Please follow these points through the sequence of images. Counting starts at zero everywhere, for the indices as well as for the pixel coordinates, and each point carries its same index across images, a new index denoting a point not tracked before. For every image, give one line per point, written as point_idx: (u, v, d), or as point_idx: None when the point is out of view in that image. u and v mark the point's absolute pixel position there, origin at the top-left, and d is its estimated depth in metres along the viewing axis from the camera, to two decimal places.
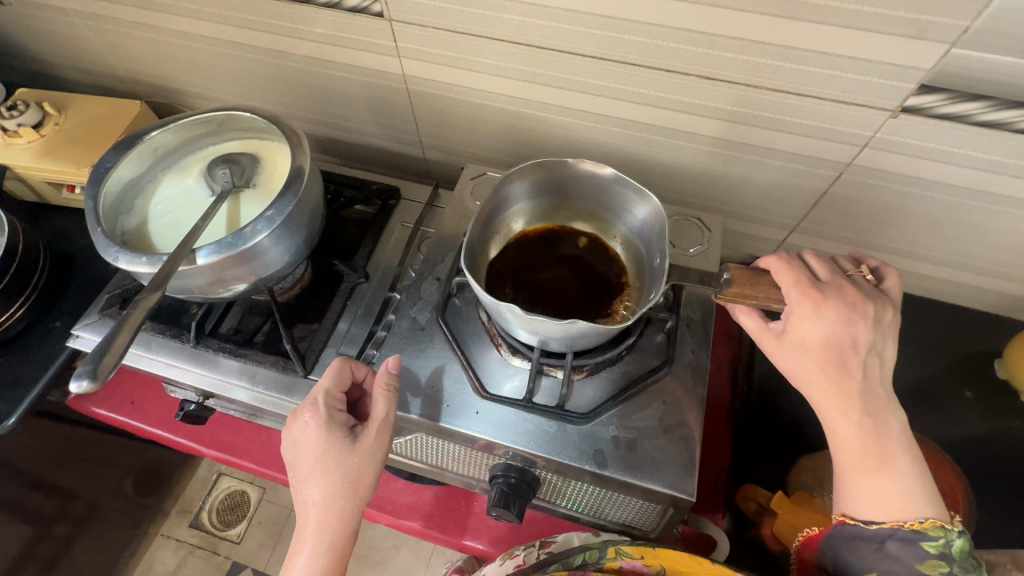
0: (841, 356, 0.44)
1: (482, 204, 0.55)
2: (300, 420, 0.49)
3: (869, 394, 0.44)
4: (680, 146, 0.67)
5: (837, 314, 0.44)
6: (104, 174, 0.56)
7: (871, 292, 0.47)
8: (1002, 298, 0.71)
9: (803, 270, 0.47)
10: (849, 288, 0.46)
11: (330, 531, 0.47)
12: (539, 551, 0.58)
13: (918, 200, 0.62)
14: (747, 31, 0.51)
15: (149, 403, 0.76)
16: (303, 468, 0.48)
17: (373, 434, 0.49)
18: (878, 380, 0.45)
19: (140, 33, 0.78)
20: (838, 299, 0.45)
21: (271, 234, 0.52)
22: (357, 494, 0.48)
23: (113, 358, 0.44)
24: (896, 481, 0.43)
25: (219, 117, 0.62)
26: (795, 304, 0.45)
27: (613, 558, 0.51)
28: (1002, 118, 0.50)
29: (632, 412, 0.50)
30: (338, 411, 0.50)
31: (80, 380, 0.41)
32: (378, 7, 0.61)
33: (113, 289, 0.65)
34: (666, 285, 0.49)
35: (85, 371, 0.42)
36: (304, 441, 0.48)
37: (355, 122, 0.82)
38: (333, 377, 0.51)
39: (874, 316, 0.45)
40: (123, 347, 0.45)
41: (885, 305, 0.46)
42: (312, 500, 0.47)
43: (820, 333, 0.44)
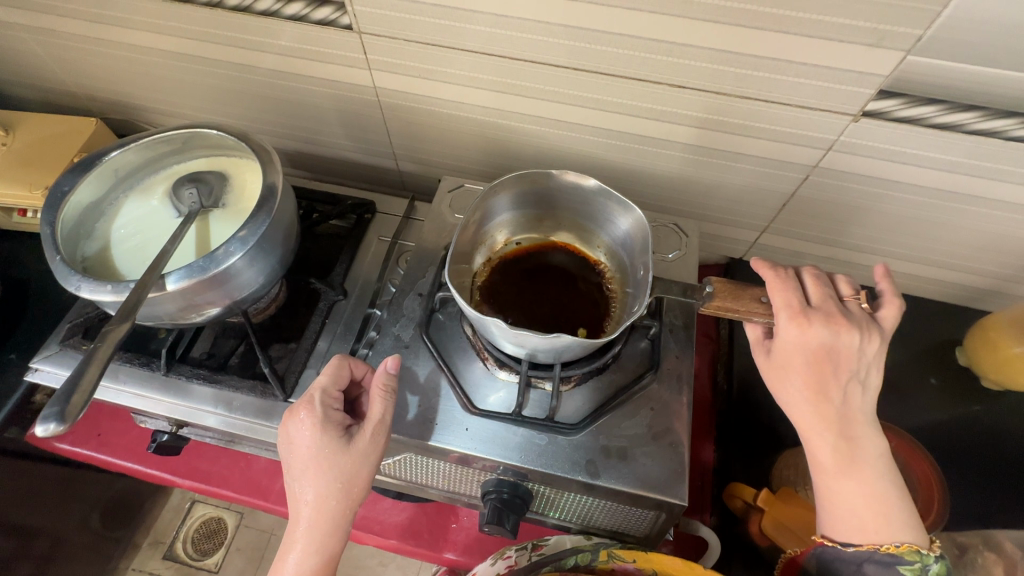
0: (823, 381, 0.45)
1: (466, 216, 0.54)
2: (295, 419, 0.47)
3: (851, 420, 0.45)
4: (654, 153, 0.67)
5: (821, 340, 0.45)
6: (62, 199, 0.53)
7: (862, 319, 0.46)
8: (964, 290, 0.74)
9: (794, 291, 0.47)
10: (837, 313, 0.45)
11: (321, 531, 0.45)
12: (531, 554, 0.57)
13: (880, 199, 0.64)
14: (713, 41, 0.52)
15: (116, 434, 0.72)
16: (296, 465, 0.46)
17: (370, 433, 0.47)
18: (862, 406, 0.45)
19: (96, 49, 0.75)
20: (825, 323, 0.45)
21: (244, 255, 0.50)
22: (350, 494, 0.46)
23: (83, 395, 0.42)
24: (876, 506, 0.44)
25: (184, 135, 0.59)
26: (782, 324, 0.46)
27: (605, 560, 0.54)
28: (958, 120, 0.52)
29: (620, 421, 0.50)
30: (334, 410, 0.48)
31: (47, 424, 0.38)
32: (347, 20, 0.60)
33: (73, 317, 0.62)
34: (650, 297, 0.48)
35: (52, 414, 0.39)
36: (299, 439, 0.46)
37: (325, 135, 0.81)
38: (330, 374, 0.50)
39: (861, 345, 0.45)
40: (92, 384, 0.42)
41: (872, 332, 0.46)
42: (304, 499, 0.45)
43: (802, 356, 0.45)
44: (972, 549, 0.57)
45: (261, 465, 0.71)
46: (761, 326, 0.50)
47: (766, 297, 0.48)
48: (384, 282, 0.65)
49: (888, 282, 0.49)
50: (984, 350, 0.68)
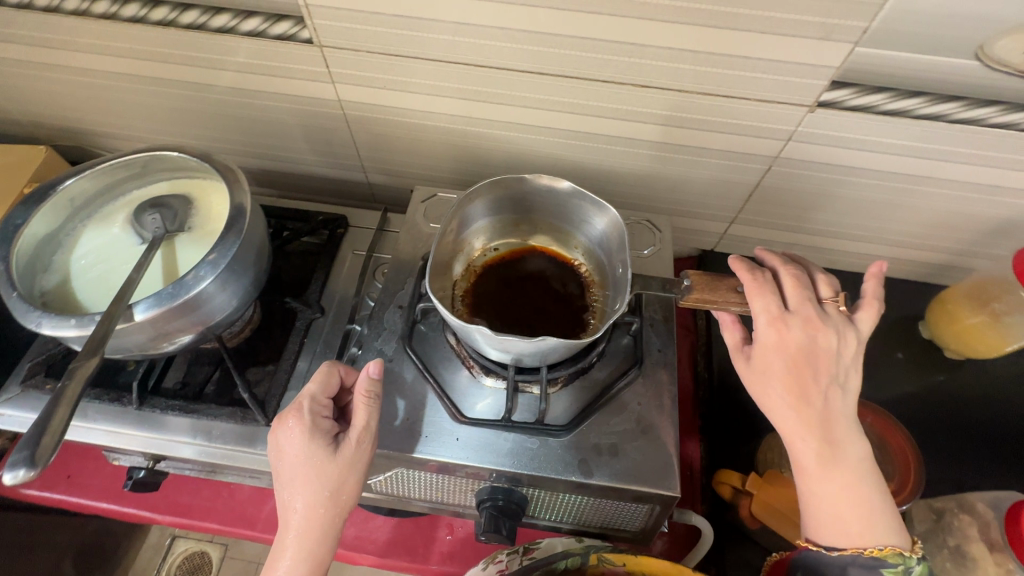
0: (802, 385, 0.46)
1: (443, 225, 0.53)
2: (284, 427, 0.47)
3: (832, 423, 0.46)
4: (622, 152, 0.68)
5: (799, 344, 0.46)
6: (14, 233, 0.50)
7: (838, 322, 0.48)
8: (923, 266, 0.78)
9: (773, 296, 0.48)
10: (814, 317, 0.47)
11: (311, 539, 0.45)
12: (522, 558, 0.56)
13: (839, 184, 0.66)
14: (673, 41, 0.53)
15: (88, 474, 0.68)
16: (286, 472, 0.46)
17: (355, 440, 0.47)
18: (842, 409, 0.47)
19: (41, 74, 0.72)
20: (802, 327, 0.47)
21: (216, 279, 0.49)
22: (338, 501, 0.46)
23: (54, 437, 0.40)
24: (860, 508, 0.44)
25: (143, 159, 0.57)
26: (761, 328, 0.48)
27: (596, 564, 0.54)
28: (906, 106, 0.55)
29: (610, 417, 0.50)
30: (323, 418, 0.48)
31: (16, 470, 0.37)
32: (307, 34, 0.60)
33: (34, 355, 0.59)
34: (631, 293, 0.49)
35: (22, 459, 0.38)
36: (288, 447, 0.46)
37: (290, 151, 0.79)
38: (319, 381, 0.49)
39: (837, 348, 0.47)
40: (64, 424, 0.41)
41: (848, 335, 0.47)
42: (294, 506, 0.45)
43: (781, 360, 0.46)
44: (949, 513, 0.58)
45: (245, 493, 0.69)
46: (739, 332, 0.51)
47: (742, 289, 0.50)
48: (362, 297, 0.65)
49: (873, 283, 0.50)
50: (944, 322, 0.72)
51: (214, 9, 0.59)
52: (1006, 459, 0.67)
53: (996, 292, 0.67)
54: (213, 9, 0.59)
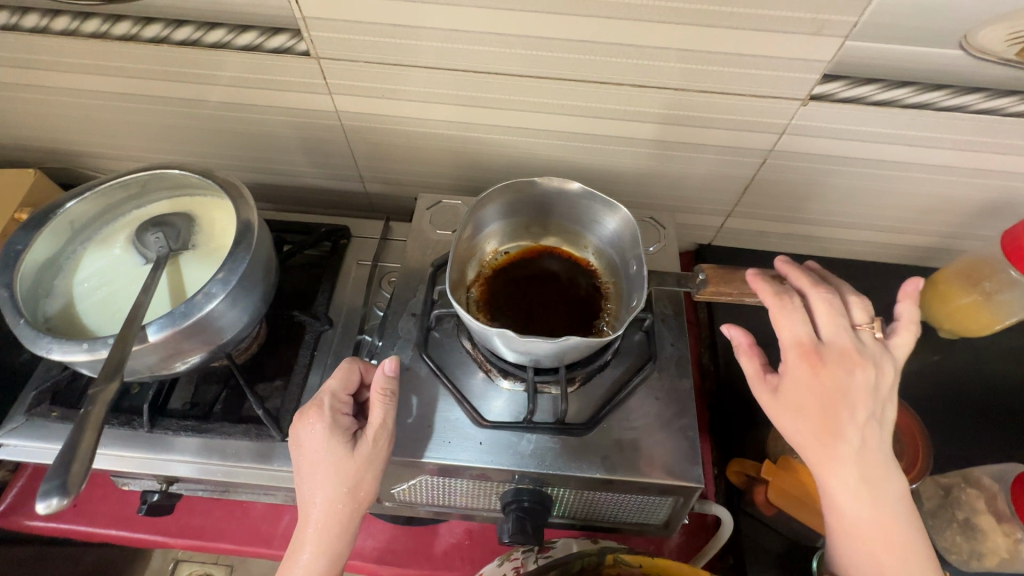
0: (838, 421, 0.46)
1: (458, 231, 0.53)
2: (306, 423, 0.47)
3: (869, 460, 0.46)
4: (621, 151, 0.69)
5: (835, 379, 0.47)
6: (16, 259, 0.49)
7: (873, 352, 0.48)
8: (913, 250, 0.80)
9: (806, 327, 0.48)
10: (849, 349, 0.47)
11: (330, 535, 0.45)
12: (537, 555, 0.56)
13: (832, 174, 0.68)
14: (669, 41, 0.54)
15: (95, 502, 0.67)
16: (306, 467, 0.46)
17: (372, 438, 0.47)
18: (878, 444, 0.47)
19: (26, 95, 0.70)
20: (838, 361, 0.47)
21: (226, 297, 0.49)
22: (356, 498, 0.46)
23: (83, 464, 0.39)
24: (896, 546, 0.46)
25: (142, 178, 0.57)
26: (794, 362, 0.48)
27: (612, 565, 0.53)
28: (895, 96, 0.56)
29: (630, 413, 0.51)
30: (343, 415, 0.48)
31: (48, 500, 0.37)
32: (304, 46, 0.60)
33: (37, 385, 0.57)
34: (648, 291, 0.49)
35: (53, 488, 0.37)
36: (309, 443, 0.46)
37: (286, 164, 0.79)
38: (340, 377, 0.50)
39: (874, 381, 0.47)
40: (89, 451, 0.40)
41: (884, 365, 0.48)
42: (314, 501, 0.45)
43: (817, 397, 0.47)
44: (956, 489, 0.60)
45: (259, 510, 0.68)
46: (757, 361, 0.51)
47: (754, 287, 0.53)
48: (370, 306, 0.64)
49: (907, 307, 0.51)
50: (937, 303, 0.74)
51: (208, 24, 0.59)
52: (1004, 433, 0.69)
53: (986, 271, 0.69)
54: (207, 24, 0.59)
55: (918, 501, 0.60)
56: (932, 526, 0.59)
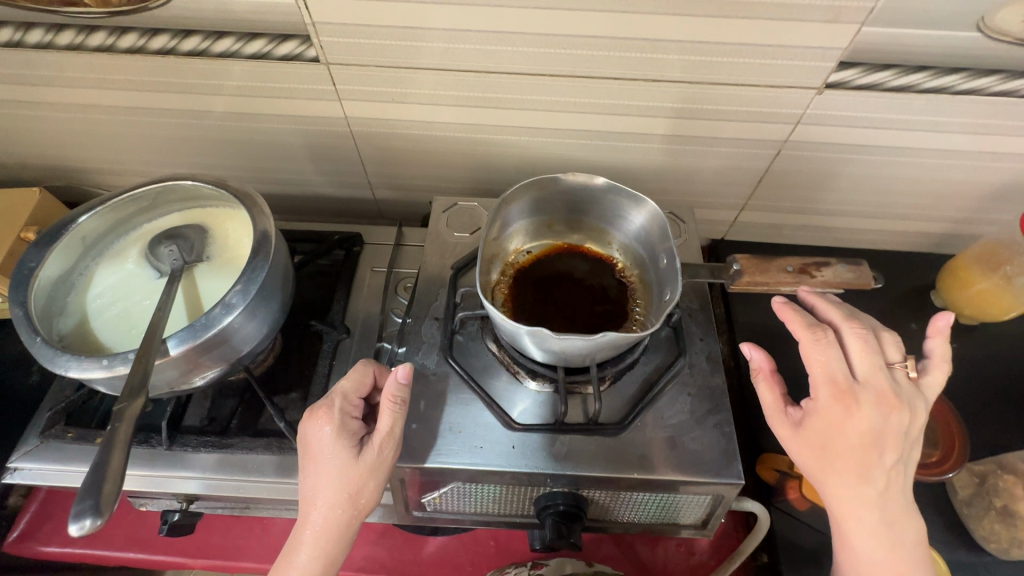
0: (865, 465, 0.46)
1: (486, 228, 0.52)
2: (314, 425, 0.46)
3: (890, 505, 0.46)
4: (633, 147, 0.69)
5: (868, 423, 0.45)
6: (29, 276, 0.48)
7: (908, 394, 0.48)
8: (927, 237, 0.79)
9: (841, 365, 0.47)
10: (886, 391, 0.46)
11: (327, 538, 0.45)
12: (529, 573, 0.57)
13: (846, 163, 0.68)
14: (683, 33, 0.54)
15: (111, 524, 0.65)
16: (311, 468, 0.46)
17: (378, 445, 0.45)
18: (902, 487, 0.47)
19: (29, 112, 0.69)
20: (873, 403, 0.46)
21: (245, 309, 0.48)
22: (357, 504, 0.45)
23: (115, 482, 0.38)
24: None
25: (154, 191, 0.56)
26: (826, 399, 0.47)
27: None
28: (912, 81, 0.56)
29: (663, 410, 0.49)
30: (352, 419, 0.47)
31: (82, 521, 0.36)
32: (313, 52, 0.59)
33: (52, 405, 0.56)
34: (682, 283, 0.48)
35: (86, 508, 0.37)
36: (316, 445, 0.46)
37: (293, 172, 0.78)
38: (353, 379, 0.49)
39: (907, 424, 0.46)
40: (120, 469, 0.39)
41: (917, 406, 0.48)
42: (315, 505, 0.45)
43: (846, 437, 0.46)
44: (990, 476, 0.59)
45: (279, 526, 0.66)
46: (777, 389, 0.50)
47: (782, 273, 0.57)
48: (388, 313, 0.63)
49: (938, 345, 0.51)
50: (956, 290, 0.73)
51: (216, 34, 0.58)
52: None
53: (1006, 256, 0.68)
54: (214, 33, 0.58)
55: (951, 491, 0.59)
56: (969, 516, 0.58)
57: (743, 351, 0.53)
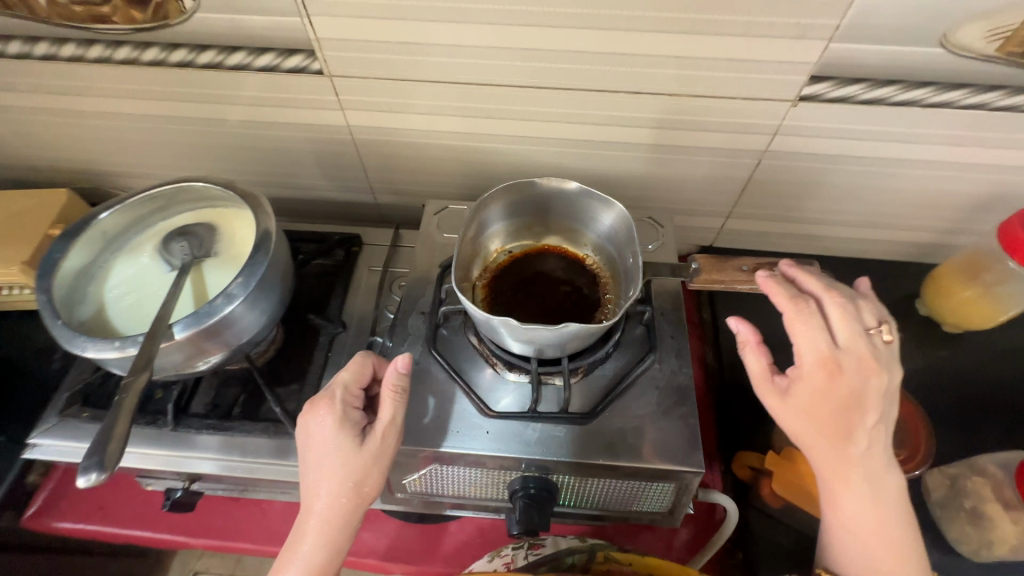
0: (849, 428, 0.48)
1: (462, 230, 0.56)
2: (315, 415, 0.48)
3: (874, 465, 0.48)
4: (619, 156, 0.72)
5: (850, 386, 0.47)
6: (53, 266, 0.53)
7: (886, 357, 0.50)
8: (912, 246, 0.81)
9: (823, 333, 0.49)
10: (866, 355, 0.48)
11: (332, 528, 0.47)
12: (527, 551, 0.59)
13: (826, 173, 0.70)
14: (660, 49, 0.57)
15: (121, 503, 0.69)
16: (313, 458, 0.47)
17: (381, 434, 0.48)
18: (883, 449, 0.49)
19: (61, 119, 0.75)
20: (854, 367, 0.48)
21: (245, 299, 0.52)
22: (361, 493, 0.47)
23: (118, 444, 0.43)
24: (887, 546, 0.48)
25: (168, 191, 0.60)
26: (810, 366, 0.49)
27: (602, 562, 0.55)
28: (883, 94, 0.58)
29: (631, 403, 0.52)
30: (353, 409, 0.49)
31: (89, 474, 0.41)
32: (318, 65, 0.64)
33: (70, 386, 0.61)
34: (643, 281, 0.51)
35: (91, 464, 0.42)
36: (318, 434, 0.48)
37: (300, 177, 0.82)
38: (352, 370, 0.51)
39: (885, 386, 0.49)
40: (124, 432, 0.44)
41: (894, 368, 0.50)
42: (318, 494, 0.46)
43: (831, 402, 0.48)
44: (962, 478, 0.60)
45: (277, 510, 0.69)
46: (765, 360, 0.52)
47: (742, 266, 0.58)
48: (381, 310, 0.67)
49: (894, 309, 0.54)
50: (939, 297, 0.75)
51: (229, 48, 0.63)
52: (1009, 423, 0.69)
53: (983, 264, 0.70)
54: (228, 48, 0.63)
55: (925, 492, 0.61)
56: (941, 517, 0.60)
57: (729, 324, 0.54)
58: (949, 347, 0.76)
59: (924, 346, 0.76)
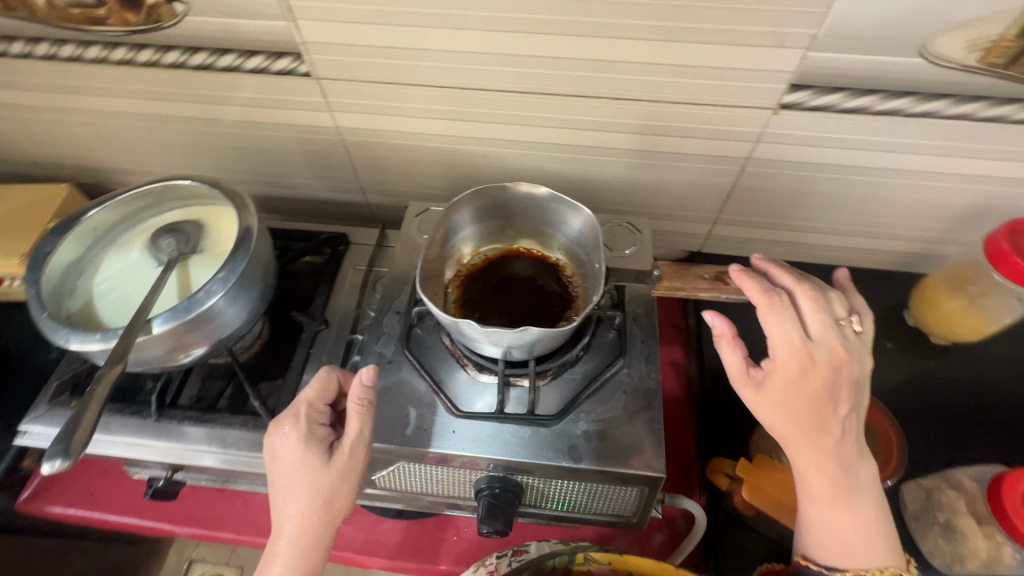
0: (823, 418, 0.48)
1: (430, 235, 0.58)
2: (280, 433, 0.50)
3: (848, 452, 0.49)
4: (604, 161, 0.72)
5: (823, 377, 0.48)
6: (43, 260, 0.55)
7: (855, 347, 0.50)
8: (901, 256, 0.80)
9: (796, 326, 0.49)
10: (837, 347, 0.49)
11: (303, 546, 0.48)
12: (510, 559, 0.56)
13: (811, 181, 0.70)
14: (640, 56, 0.57)
15: (110, 490, 0.71)
16: (280, 477, 0.49)
17: (347, 450, 0.49)
18: (853, 436, 0.49)
19: (63, 117, 0.78)
20: (825, 359, 0.49)
21: (226, 293, 0.53)
22: (331, 509, 0.49)
23: (85, 433, 0.45)
24: (861, 529, 0.48)
25: (158, 189, 0.62)
26: (784, 359, 0.49)
27: (581, 562, 0.55)
28: (864, 103, 0.58)
29: (598, 407, 0.53)
30: (318, 425, 0.51)
31: (52, 460, 0.42)
32: (306, 68, 0.65)
33: (60, 376, 0.63)
34: (604, 287, 0.53)
35: (57, 451, 0.43)
36: (284, 453, 0.49)
37: (293, 177, 0.84)
38: (317, 387, 0.52)
39: (855, 376, 0.50)
40: (93, 422, 0.46)
41: (863, 358, 0.50)
42: (287, 513, 0.48)
43: (803, 393, 0.48)
44: (936, 491, 0.60)
45: (259, 502, 0.71)
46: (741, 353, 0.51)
47: (706, 274, 0.59)
48: (363, 308, 0.68)
49: (858, 301, 0.55)
50: (925, 308, 0.74)
51: (220, 51, 0.65)
52: (990, 437, 0.69)
53: (970, 275, 0.69)
54: (219, 50, 0.65)
55: (900, 504, 0.61)
56: (914, 530, 0.60)
57: (704, 318, 0.53)
58: (935, 358, 0.76)
59: (910, 358, 0.76)
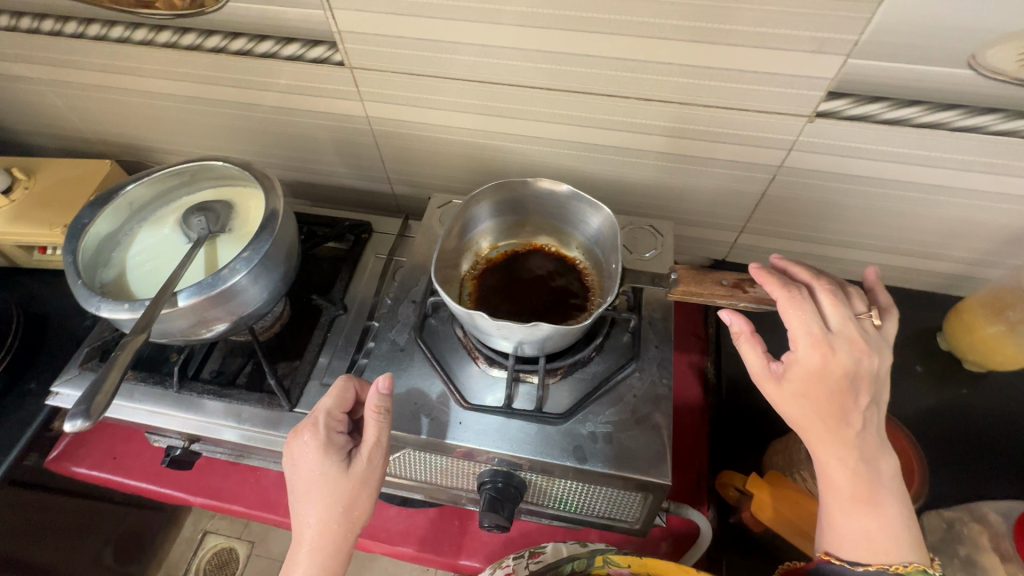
0: (843, 410, 0.46)
1: (447, 227, 0.57)
2: (300, 439, 0.50)
3: (869, 447, 0.47)
4: (631, 163, 0.72)
5: (843, 366, 0.46)
6: (81, 230, 0.58)
7: (875, 340, 0.48)
8: (938, 277, 0.77)
9: (815, 316, 0.47)
10: (857, 336, 0.47)
11: (323, 554, 0.48)
12: (528, 562, 0.56)
13: (845, 193, 0.67)
14: (674, 57, 0.56)
15: (132, 455, 0.75)
16: (300, 486, 0.49)
17: (366, 458, 0.50)
18: (874, 433, 0.48)
19: (111, 96, 0.81)
20: (845, 348, 0.46)
21: (249, 273, 0.54)
22: (351, 517, 0.49)
23: (105, 396, 0.47)
24: (884, 524, 0.46)
25: (192, 168, 0.64)
26: (803, 350, 0.47)
27: (601, 566, 0.54)
28: (906, 115, 0.56)
29: (606, 409, 0.52)
30: (338, 433, 0.51)
31: (74, 420, 0.44)
32: (339, 57, 0.66)
33: (92, 342, 0.66)
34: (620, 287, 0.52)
35: (79, 412, 0.45)
36: (303, 461, 0.49)
37: (323, 163, 0.86)
38: (335, 396, 0.53)
39: (876, 369, 0.47)
40: (112, 387, 0.47)
41: (883, 350, 0.48)
42: (308, 521, 0.48)
43: (823, 383, 0.46)
44: (959, 523, 0.58)
45: (271, 479, 0.73)
46: (760, 351, 0.49)
47: (723, 279, 0.56)
48: (381, 296, 0.69)
49: (880, 296, 0.53)
50: (961, 332, 0.71)
51: (258, 37, 0.66)
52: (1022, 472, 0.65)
53: (1010, 300, 0.65)
54: (257, 36, 0.66)
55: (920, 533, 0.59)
56: None
57: (722, 316, 0.51)
58: (969, 385, 0.72)
59: (941, 383, 0.73)
